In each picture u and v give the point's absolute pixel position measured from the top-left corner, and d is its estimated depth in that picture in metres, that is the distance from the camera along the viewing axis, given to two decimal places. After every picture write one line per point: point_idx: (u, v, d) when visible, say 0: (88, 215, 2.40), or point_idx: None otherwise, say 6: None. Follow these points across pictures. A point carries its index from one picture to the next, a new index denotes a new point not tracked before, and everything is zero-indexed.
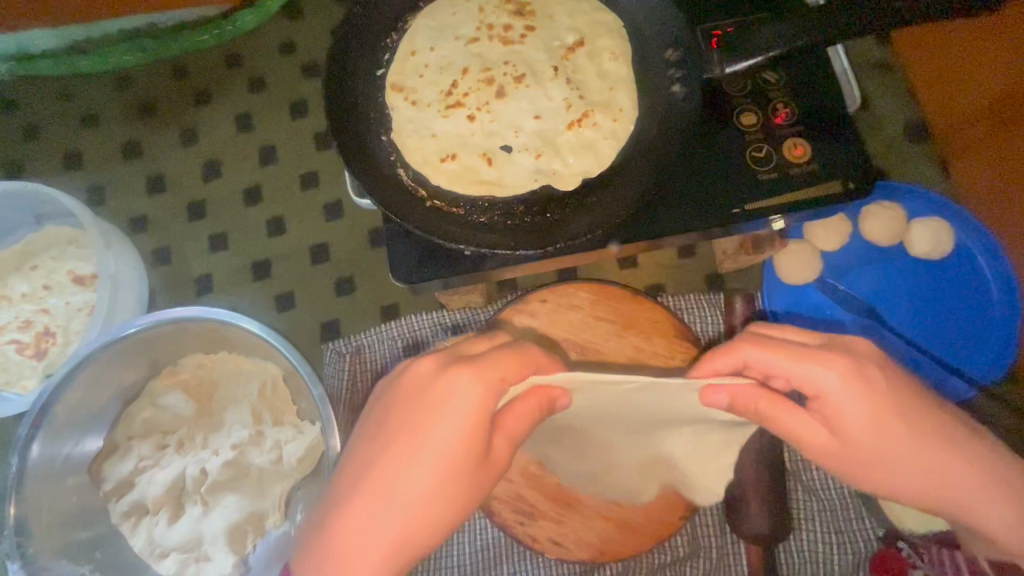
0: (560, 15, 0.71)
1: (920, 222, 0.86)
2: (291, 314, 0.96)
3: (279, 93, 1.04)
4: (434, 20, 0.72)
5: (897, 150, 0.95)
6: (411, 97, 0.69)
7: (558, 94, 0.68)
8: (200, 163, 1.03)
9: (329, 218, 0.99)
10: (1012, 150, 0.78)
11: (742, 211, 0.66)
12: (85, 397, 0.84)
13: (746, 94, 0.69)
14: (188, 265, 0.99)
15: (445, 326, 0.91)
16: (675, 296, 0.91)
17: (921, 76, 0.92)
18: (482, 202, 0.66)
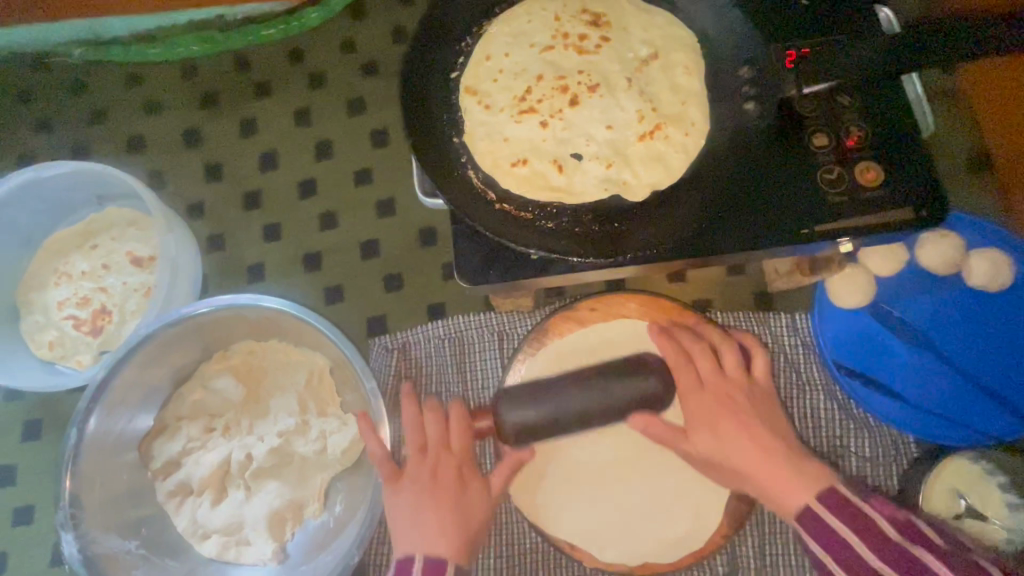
0: (635, 28, 0.72)
1: (980, 253, 0.85)
2: (339, 306, 0.98)
3: (338, 89, 1.07)
4: (509, 27, 0.73)
5: (958, 178, 0.94)
6: (484, 101, 0.70)
7: (631, 105, 0.68)
8: (257, 154, 1.05)
9: (381, 214, 1.01)
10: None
11: (810, 232, 0.66)
12: (141, 375, 0.86)
13: (819, 114, 0.69)
14: (241, 253, 1.01)
15: (492, 328, 0.92)
16: (723, 311, 0.91)
17: (987, 106, 0.92)
18: (551, 208, 0.66)
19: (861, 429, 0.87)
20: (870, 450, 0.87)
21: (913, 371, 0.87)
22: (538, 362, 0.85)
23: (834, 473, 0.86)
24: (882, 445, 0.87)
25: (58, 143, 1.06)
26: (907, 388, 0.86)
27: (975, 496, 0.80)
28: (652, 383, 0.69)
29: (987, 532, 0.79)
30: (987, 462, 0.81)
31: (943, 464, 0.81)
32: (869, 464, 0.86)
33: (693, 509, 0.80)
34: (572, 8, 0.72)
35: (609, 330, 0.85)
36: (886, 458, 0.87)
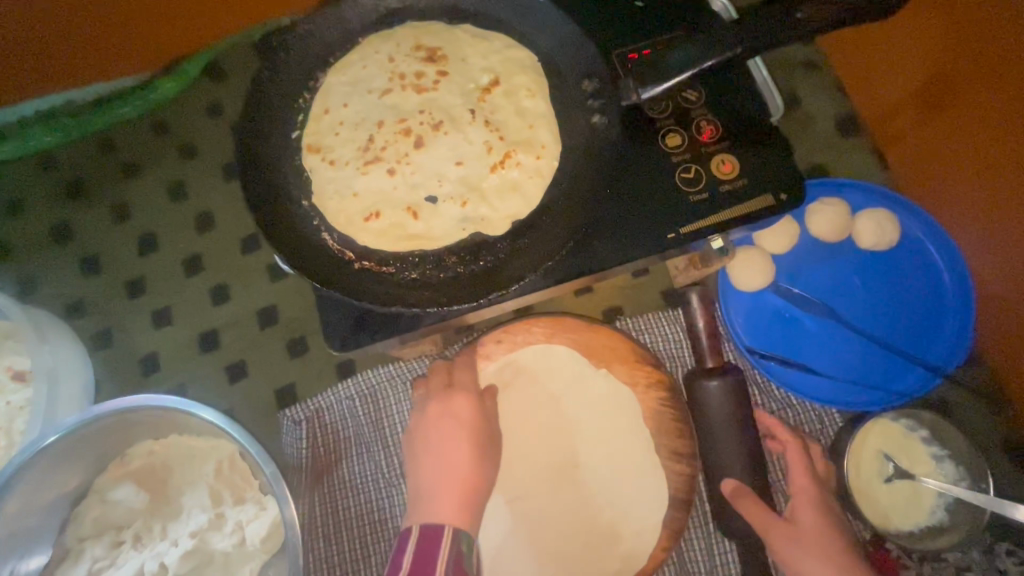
0: (473, 56, 0.70)
1: (864, 215, 0.86)
2: (244, 383, 0.93)
3: (209, 156, 1.02)
4: (345, 74, 0.70)
5: (834, 145, 0.95)
6: (329, 157, 0.67)
7: (478, 137, 0.66)
8: (135, 237, 0.99)
9: (274, 279, 0.96)
10: (953, 130, 0.77)
11: (677, 234, 0.64)
12: (28, 503, 0.79)
13: (669, 115, 0.68)
14: (132, 346, 0.95)
15: (404, 376, 0.89)
16: (631, 317, 0.90)
17: (848, 72, 0.93)
18: (413, 257, 0.64)
19: (784, 408, 0.87)
20: (797, 428, 0.86)
21: (824, 343, 0.87)
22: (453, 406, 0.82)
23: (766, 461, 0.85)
24: (808, 421, 0.86)
25: None
26: (821, 361, 0.86)
27: (902, 454, 0.81)
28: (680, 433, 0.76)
29: (919, 489, 0.80)
30: (908, 419, 0.82)
31: (866, 429, 0.82)
32: (799, 442, 0.85)
33: (626, 519, 0.79)
34: (405, 46, 0.70)
35: (518, 360, 0.82)
36: (811, 432, 0.86)
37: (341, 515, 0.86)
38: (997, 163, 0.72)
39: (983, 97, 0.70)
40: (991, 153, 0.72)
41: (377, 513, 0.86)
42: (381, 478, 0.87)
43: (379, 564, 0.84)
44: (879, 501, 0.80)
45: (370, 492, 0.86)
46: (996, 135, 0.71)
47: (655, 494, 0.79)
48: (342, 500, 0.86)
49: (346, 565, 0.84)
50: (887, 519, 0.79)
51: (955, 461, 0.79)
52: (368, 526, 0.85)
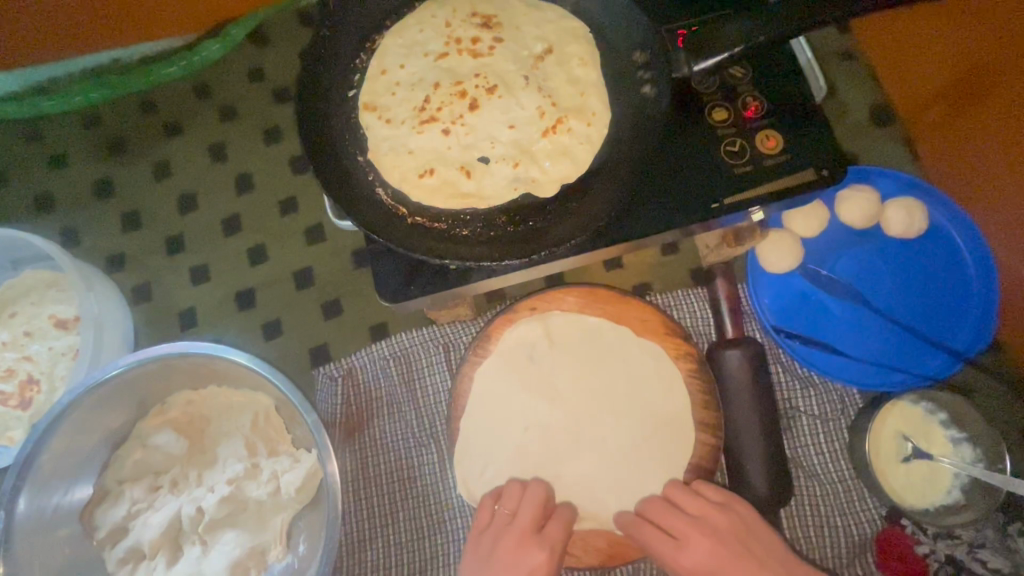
0: (527, 26, 0.72)
1: (895, 202, 0.88)
2: (278, 341, 0.95)
3: (251, 120, 1.04)
4: (402, 37, 0.72)
5: (866, 134, 0.97)
6: (385, 116, 0.69)
7: (530, 102, 0.68)
8: (176, 195, 1.02)
9: (311, 242, 0.98)
10: (985, 122, 0.79)
11: (721, 204, 0.66)
12: (72, 443, 0.82)
13: (716, 90, 0.70)
14: (170, 301, 0.98)
15: (437, 340, 0.91)
16: (662, 294, 0.92)
17: (883, 63, 0.95)
18: (464, 214, 0.66)
19: (806, 386, 0.89)
20: (817, 407, 0.88)
21: (848, 325, 0.89)
22: (492, 372, 0.83)
23: (787, 438, 0.87)
24: (828, 400, 0.88)
25: None
26: (845, 342, 0.88)
27: (920, 436, 0.83)
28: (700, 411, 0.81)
29: (936, 470, 0.81)
30: (928, 402, 0.84)
31: (886, 410, 0.84)
32: (819, 420, 0.87)
33: (652, 488, 0.80)
34: (461, 12, 0.72)
35: (551, 327, 0.85)
36: (833, 412, 0.88)
37: (372, 471, 0.89)
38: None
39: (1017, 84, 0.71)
40: (1008, 153, 0.76)
41: (408, 470, 0.88)
42: (411, 437, 0.89)
43: (407, 520, 0.86)
44: (895, 480, 0.82)
45: (400, 450, 0.89)
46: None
47: (683, 462, 0.80)
48: (372, 458, 0.89)
49: (375, 519, 0.87)
50: (903, 497, 0.81)
51: (973, 444, 0.81)
52: (397, 482, 0.88)
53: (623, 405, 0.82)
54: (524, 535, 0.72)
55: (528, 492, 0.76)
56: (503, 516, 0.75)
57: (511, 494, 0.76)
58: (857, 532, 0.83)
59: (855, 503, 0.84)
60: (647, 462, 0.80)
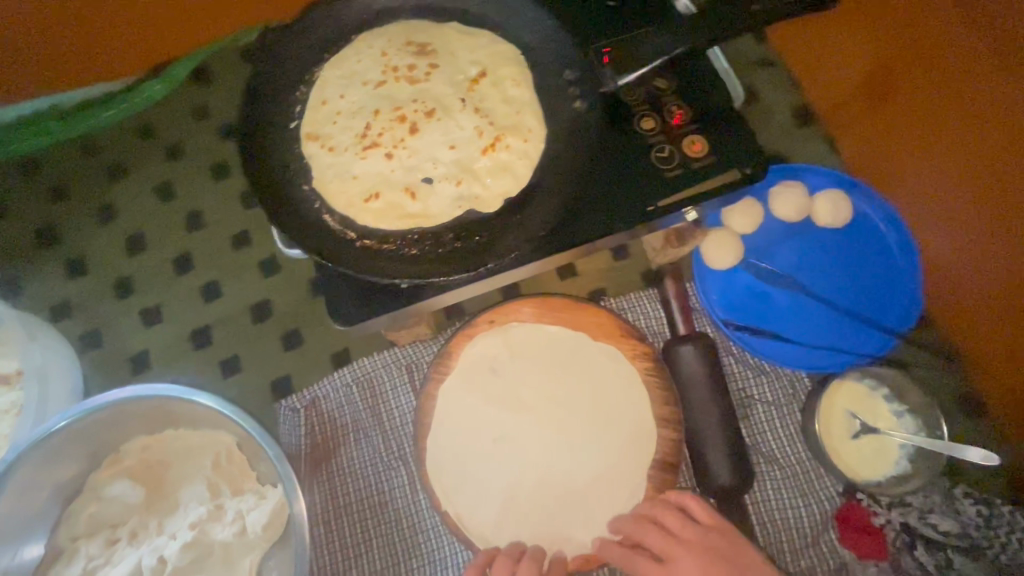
0: (462, 50, 0.75)
1: (821, 196, 0.94)
2: (238, 377, 0.94)
3: (198, 158, 1.03)
4: (340, 68, 0.74)
5: (791, 134, 1.04)
6: (327, 144, 0.71)
7: (469, 123, 0.71)
8: (123, 238, 1.00)
9: (266, 275, 0.98)
10: (893, 116, 0.86)
11: (656, 208, 0.70)
12: (19, 503, 0.78)
13: (643, 102, 0.74)
14: (122, 346, 0.95)
15: (400, 362, 0.91)
16: (616, 298, 0.96)
17: (801, 67, 1.02)
18: (412, 234, 0.68)
19: (758, 375, 0.93)
20: (770, 393, 0.92)
21: (790, 313, 0.94)
22: (456, 389, 0.84)
23: (746, 425, 0.91)
24: (780, 386, 0.92)
25: None
26: (790, 330, 0.93)
27: (867, 412, 0.88)
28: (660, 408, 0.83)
29: (885, 443, 0.86)
30: (870, 379, 0.89)
31: (833, 390, 0.89)
32: (774, 406, 0.91)
33: (620, 487, 0.82)
34: (397, 41, 0.74)
35: (511, 339, 0.86)
36: (785, 397, 0.92)
37: (342, 501, 0.87)
38: (948, 127, 0.77)
39: (934, 69, 0.76)
40: (916, 142, 0.84)
41: (378, 496, 0.87)
42: (380, 462, 0.88)
43: (381, 548, 0.85)
44: (847, 456, 0.86)
45: (370, 476, 0.88)
46: (939, 103, 0.77)
47: (649, 459, 0.82)
48: (342, 487, 0.88)
49: (348, 550, 0.85)
50: (856, 472, 0.85)
51: (914, 415, 0.86)
52: (368, 510, 0.87)
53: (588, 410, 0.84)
54: None
55: (525, 557, 0.75)
56: None
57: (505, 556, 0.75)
58: (819, 510, 0.86)
59: (813, 484, 0.88)
60: (613, 462, 0.83)
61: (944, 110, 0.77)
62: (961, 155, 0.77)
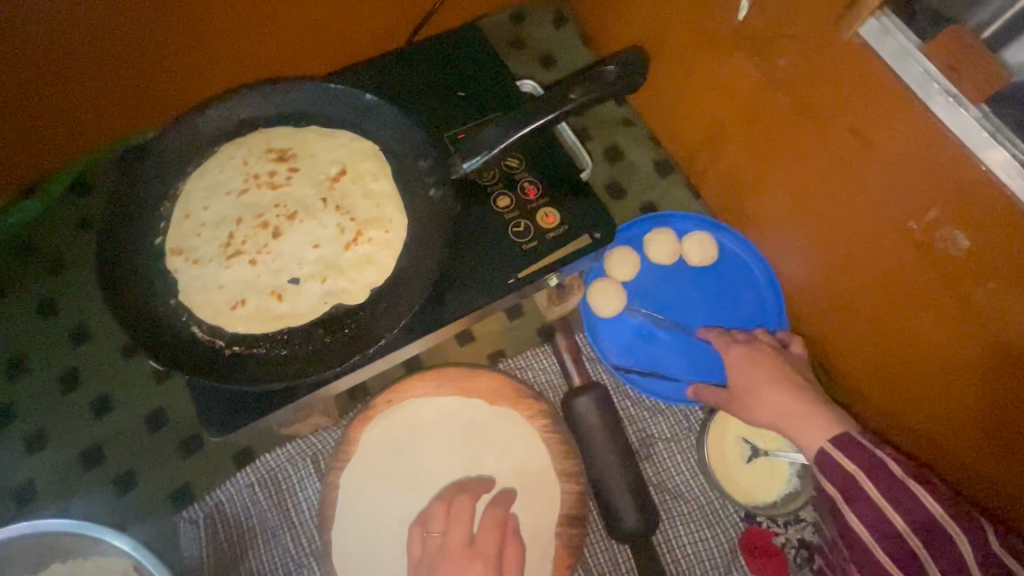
0: (321, 151, 0.79)
1: (690, 238, 1.03)
2: (135, 494, 0.90)
3: (82, 271, 1.02)
4: (202, 181, 0.76)
5: (657, 184, 1.13)
6: (192, 258, 0.73)
7: (331, 221, 0.75)
8: (2, 363, 0.96)
9: (159, 381, 0.96)
10: (726, 163, 0.99)
11: (516, 280, 0.75)
12: None
13: (497, 181, 0.80)
14: (6, 478, 0.91)
15: (303, 454, 0.90)
16: (514, 357, 1.00)
17: (657, 123, 1.12)
18: (281, 335, 0.69)
19: (655, 414, 0.97)
20: (668, 430, 0.97)
21: (675, 351, 1.00)
22: (357, 476, 0.85)
23: (649, 464, 0.94)
24: (677, 421, 0.97)
25: None
26: (676, 367, 0.99)
27: (755, 435, 0.93)
28: (559, 464, 0.87)
29: (773, 464, 0.92)
30: None
31: (724, 418, 0.94)
32: (673, 442, 0.96)
33: (529, 547, 0.84)
34: (257, 150, 0.78)
35: (411, 415, 0.88)
36: (683, 432, 0.97)
37: None
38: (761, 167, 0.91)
39: (748, 119, 0.88)
40: (745, 184, 0.97)
41: None
42: (290, 562, 0.87)
43: None
44: (743, 481, 0.91)
45: None
46: (751, 148, 0.91)
47: (554, 513, 0.86)
48: None
49: None
50: (751, 496, 0.90)
51: None
52: None
53: (495, 473, 0.86)
54: (460, 545, 0.69)
55: (454, 508, 0.74)
56: (435, 538, 0.72)
57: (443, 512, 0.74)
58: (727, 540, 0.90)
59: (719, 512, 0.92)
60: (522, 523, 0.85)
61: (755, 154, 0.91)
62: (781, 190, 0.89)
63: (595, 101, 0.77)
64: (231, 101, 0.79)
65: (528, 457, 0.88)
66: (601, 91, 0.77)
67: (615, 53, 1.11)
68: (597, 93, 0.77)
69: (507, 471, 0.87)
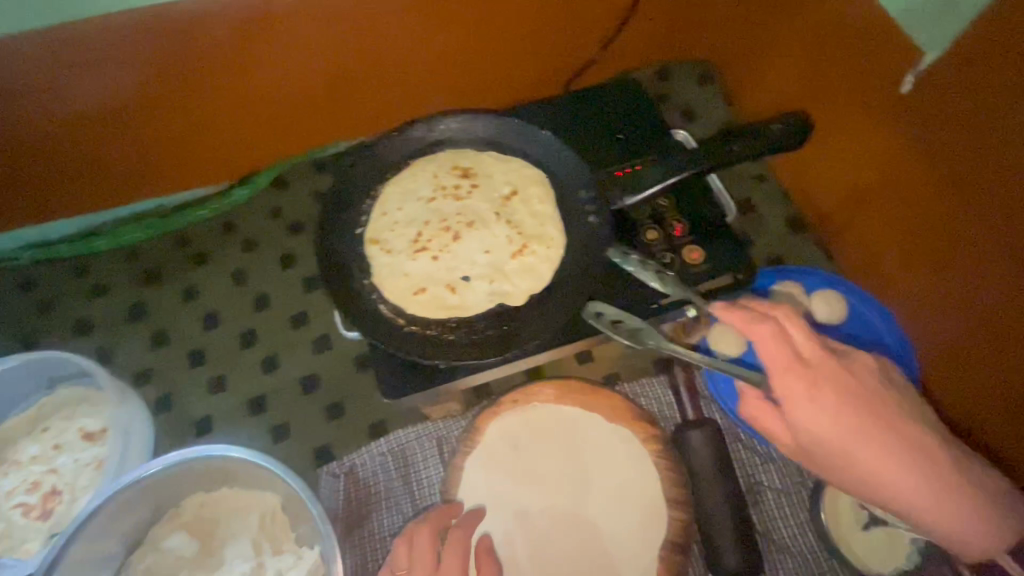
0: (497, 173, 0.92)
1: (818, 295, 1.03)
2: (286, 443, 1.04)
3: (270, 250, 1.21)
4: (399, 186, 0.91)
5: (786, 240, 1.16)
6: (385, 247, 0.87)
7: (501, 233, 0.87)
8: (200, 316, 1.16)
9: (317, 351, 1.11)
10: (870, 227, 1.00)
11: (658, 306, 0.83)
12: (91, 550, 0.88)
13: (647, 216, 0.88)
14: (189, 410, 1.08)
15: (430, 436, 1.00)
16: (630, 383, 1.05)
17: (792, 182, 1.16)
18: (451, 322, 0.81)
19: (767, 463, 0.98)
20: (780, 481, 0.97)
21: None
22: (480, 464, 0.93)
23: (756, 511, 0.95)
24: (789, 474, 0.97)
25: (10, 339, 1.14)
26: None
27: None
28: (667, 490, 0.89)
29: (897, 538, 0.87)
30: None
31: None
32: (783, 493, 0.96)
33: (629, 562, 0.88)
34: (445, 166, 0.92)
35: (533, 418, 0.95)
36: (795, 485, 0.96)
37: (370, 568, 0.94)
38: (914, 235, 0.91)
39: (904, 184, 0.90)
40: (891, 249, 0.97)
41: None
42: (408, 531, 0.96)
43: None
44: (857, 546, 0.89)
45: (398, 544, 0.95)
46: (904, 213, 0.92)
47: (659, 535, 0.89)
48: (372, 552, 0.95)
49: None
50: (864, 564, 0.88)
51: None
52: None
53: (604, 485, 0.93)
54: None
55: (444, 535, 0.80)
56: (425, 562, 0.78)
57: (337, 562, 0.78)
58: None
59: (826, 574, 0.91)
60: (625, 537, 0.89)
61: (909, 220, 0.92)
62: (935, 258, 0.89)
63: (756, 155, 0.83)
64: (430, 122, 0.94)
65: (638, 476, 0.92)
66: (761, 145, 0.84)
67: (758, 115, 1.18)
68: (757, 146, 0.84)
69: (614, 485, 0.93)
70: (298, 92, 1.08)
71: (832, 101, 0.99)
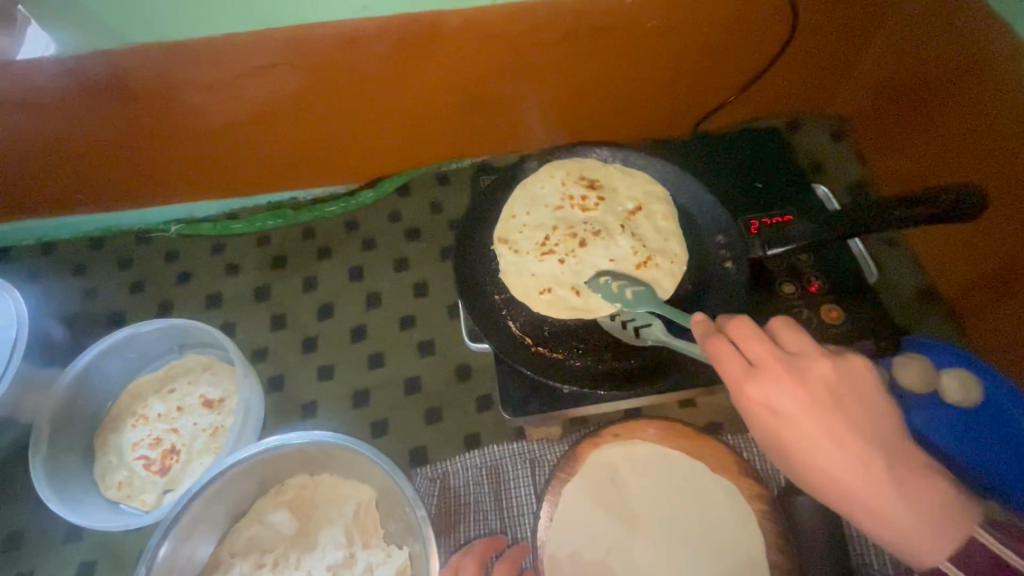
0: (621, 188, 0.94)
1: (949, 374, 0.95)
2: (384, 440, 1.08)
3: (386, 251, 1.27)
4: (528, 192, 0.95)
5: (915, 310, 1.10)
6: (513, 248, 0.90)
7: (625, 244, 0.89)
8: (316, 305, 1.23)
9: (422, 354, 1.15)
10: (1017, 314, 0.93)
11: None
12: (205, 511, 0.93)
13: (783, 269, 0.86)
14: (297, 392, 1.14)
15: (525, 456, 1.02)
16: (735, 435, 1.03)
17: (926, 249, 1.11)
18: (577, 349, 0.82)
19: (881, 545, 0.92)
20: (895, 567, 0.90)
21: None
22: (575, 496, 0.91)
23: None
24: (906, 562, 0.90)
25: (150, 302, 1.25)
26: None
27: None
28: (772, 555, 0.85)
29: None
30: None
31: None
32: None
33: None
34: (573, 175, 0.95)
35: (631, 456, 0.93)
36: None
37: None
38: None
39: None
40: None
41: None
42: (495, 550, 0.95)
43: None
44: None
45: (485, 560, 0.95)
46: None
47: None
48: None
49: None
50: None
51: None
52: None
53: (702, 539, 0.89)
54: None
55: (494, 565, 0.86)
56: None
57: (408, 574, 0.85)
58: None
59: None
60: None
61: None
62: None
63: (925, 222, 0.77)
64: (568, 147, 0.98)
65: (741, 534, 0.87)
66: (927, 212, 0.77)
67: (895, 175, 1.14)
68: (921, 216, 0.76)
69: (715, 541, 0.88)
70: (432, 105, 1.13)
71: (985, 171, 0.94)
